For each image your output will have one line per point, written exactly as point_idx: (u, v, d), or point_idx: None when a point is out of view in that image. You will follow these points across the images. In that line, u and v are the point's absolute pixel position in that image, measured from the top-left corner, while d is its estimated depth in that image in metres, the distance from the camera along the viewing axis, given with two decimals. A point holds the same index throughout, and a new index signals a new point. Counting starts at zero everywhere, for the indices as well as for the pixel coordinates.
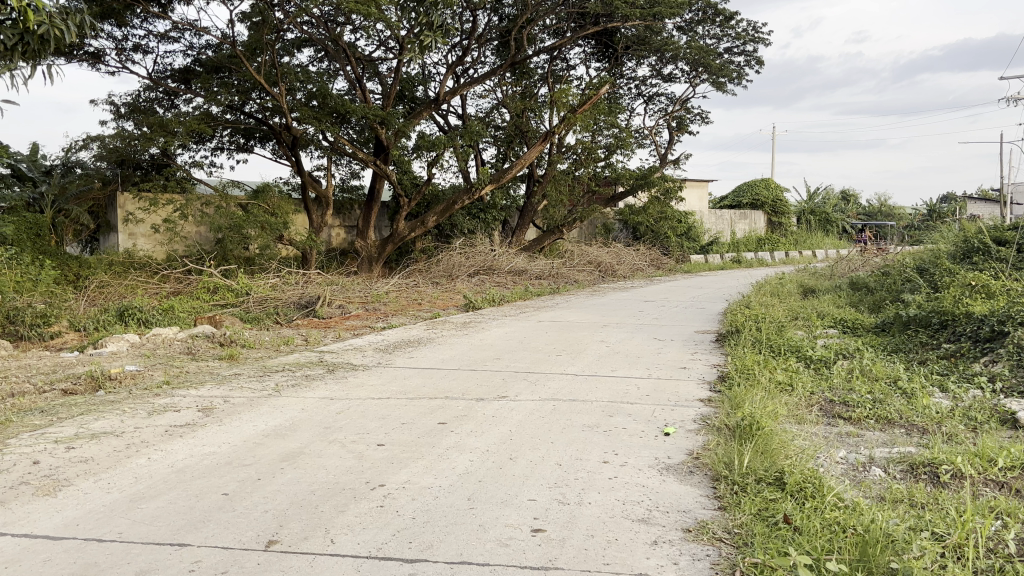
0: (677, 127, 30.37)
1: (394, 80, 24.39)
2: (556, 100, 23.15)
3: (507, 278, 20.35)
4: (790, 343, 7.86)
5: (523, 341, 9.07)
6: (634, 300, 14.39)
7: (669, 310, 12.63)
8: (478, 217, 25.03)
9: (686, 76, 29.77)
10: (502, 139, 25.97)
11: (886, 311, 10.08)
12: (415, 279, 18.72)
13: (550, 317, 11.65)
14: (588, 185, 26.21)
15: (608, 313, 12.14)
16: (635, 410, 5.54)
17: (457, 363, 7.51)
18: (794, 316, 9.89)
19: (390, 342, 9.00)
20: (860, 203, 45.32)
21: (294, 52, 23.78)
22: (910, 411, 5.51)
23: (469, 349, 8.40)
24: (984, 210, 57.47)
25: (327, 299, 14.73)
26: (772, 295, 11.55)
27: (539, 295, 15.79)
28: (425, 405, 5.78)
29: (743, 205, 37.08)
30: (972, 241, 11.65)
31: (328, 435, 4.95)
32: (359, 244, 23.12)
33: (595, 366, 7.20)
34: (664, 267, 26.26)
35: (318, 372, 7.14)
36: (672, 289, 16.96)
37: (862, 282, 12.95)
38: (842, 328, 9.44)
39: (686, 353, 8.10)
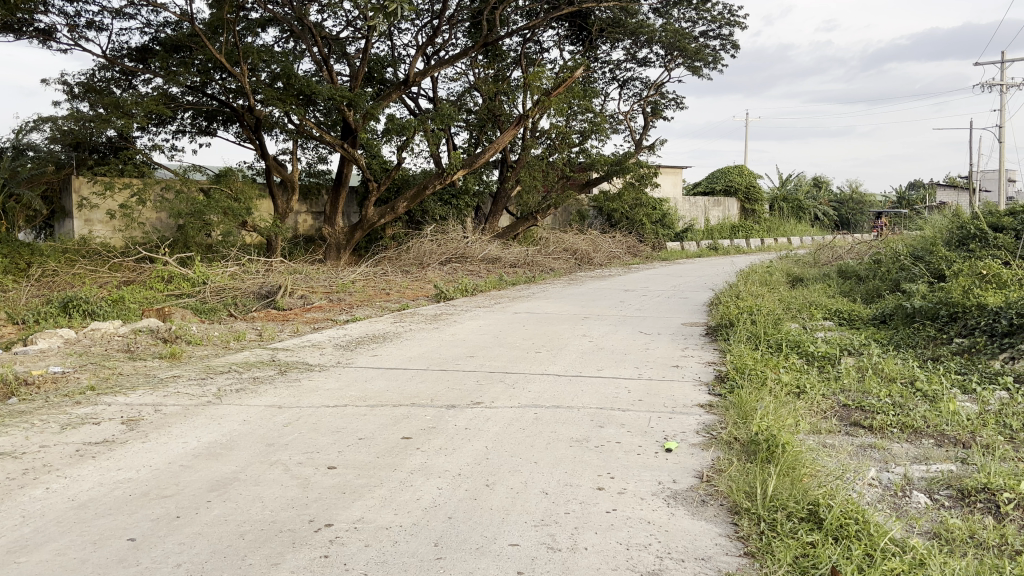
0: (652, 112, 29.73)
1: (363, 61, 23.45)
2: (530, 83, 22.35)
3: (480, 265, 19.62)
4: (788, 338, 7.20)
5: (498, 335, 8.35)
6: (613, 289, 13.73)
7: (650, 300, 11.96)
8: (451, 203, 24.22)
9: (661, 60, 29.11)
10: (474, 124, 25.17)
11: (882, 302, 9.47)
12: (383, 267, 17.93)
13: (526, 308, 10.94)
14: (563, 170, 25.49)
15: (587, 303, 11.45)
16: (628, 419, 4.83)
17: (426, 362, 6.77)
18: (786, 307, 9.26)
19: (352, 337, 8.23)
20: (831, 189, 45.10)
21: (257, 32, 22.74)
22: (938, 419, 4.85)
23: (438, 346, 7.66)
24: (953, 197, 57.54)
25: (288, 289, 13.89)
26: (759, 284, 10.92)
27: (513, 284, 15.08)
28: (387, 415, 5.04)
29: (716, 191, 36.55)
30: (966, 228, 11.11)
31: (270, 455, 4.20)
32: (326, 231, 22.22)
33: (579, 365, 6.49)
34: (640, 254, 25.64)
35: (267, 374, 6.36)
36: (650, 277, 16.33)
37: (850, 270, 12.38)
38: (838, 321, 8.80)
39: (676, 350, 7.42)
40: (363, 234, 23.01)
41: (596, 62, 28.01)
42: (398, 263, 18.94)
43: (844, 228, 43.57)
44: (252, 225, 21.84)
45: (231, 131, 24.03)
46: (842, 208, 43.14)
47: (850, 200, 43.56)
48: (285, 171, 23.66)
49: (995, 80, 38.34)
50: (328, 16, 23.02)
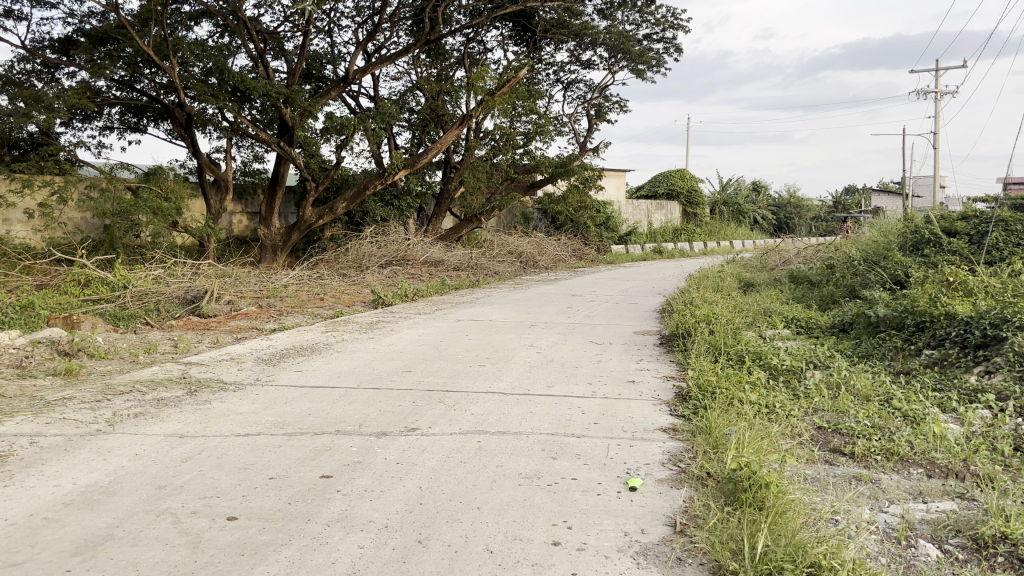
0: (596, 114, 29.36)
1: (301, 57, 22.53)
2: (473, 82, 21.72)
3: (422, 269, 18.92)
4: (750, 350, 6.70)
5: (438, 347, 7.71)
6: (559, 294, 13.18)
7: (599, 306, 11.43)
8: (392, 205, 23.44)
9: (605, 62, 28.76)
10: (417, 124, 24.44)
11: (841, 309, 9.07)
12: (319, 271, 17.09)
13: (469, 315, 10.30)
14: (508, 172, 24.91)
15: (533, 310, 10.86)
16: (583, 448, 4.24)
17: (357, 379, 6.08)
18: (743, 314, 8.79)
19: (278, 350, 7.48)
20: (771, 193, 45.45)
21: (189, 25, 21.65)
22: (925, 445, 4.36)
23: (373, 359, 6.97)
24: (888, 203, 58.62)
25: (214, 293, 13.00)
26: (712, 289, 10.47)
27: (456, 288, 14.42)
28: (307, 447, 4.35)
29: (659, 195, 36.38)
30: (920, 233, 10.84)
31: (158, 503, 3.50)
32: (261, 232, 21.22)
33: (528, 383, 5.88)
34: (586, 257, 25.21)
35: (175, 395, 5.61)
36: (596, 281, 15.83)
37: (802, 275, 12.03)
38: (796, 329, 8.38)
39: (631, 362, 6.86)
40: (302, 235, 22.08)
41: (540, 63, 27.51)
42: (335, 267, 18.14)
43: (783, 232, 43.95)
44: (183, 226, 20.75)
45: (162, 128, 22.86)
46: (781, 211, 43.47)
47: (789, 204, 43.93)
48: (218, 170, 22.57)
49: (929, 88, 39.05)
50: (263, 10, 22.05)
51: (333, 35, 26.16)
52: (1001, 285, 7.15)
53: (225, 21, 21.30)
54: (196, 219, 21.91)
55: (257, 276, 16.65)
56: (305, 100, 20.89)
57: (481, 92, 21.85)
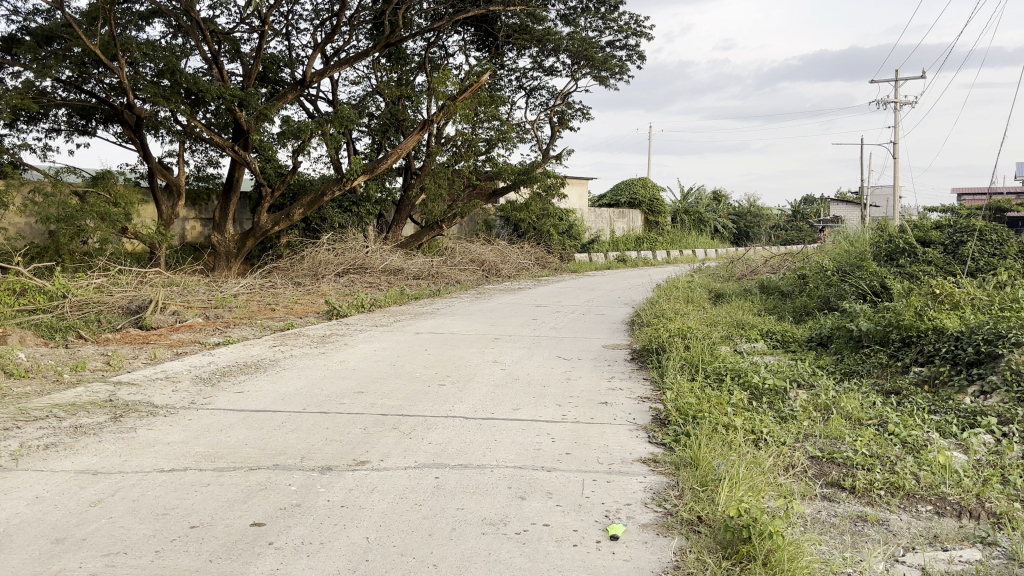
0: (559, 121, 29.00)
1: (257, 59, 21.81)
2: (435, 87, 21.21)
3: (381, 277, 18.33)
4: (729, 367, 6.28)
5: (394, 363, 7.17)
6: (523, 304, 12.70)
7: (564, 317, 10.97)
8: (351, 211, 22.75)
9: (567, 70, 28.43)
10: (377, 129, 23.84)
11: (817, 322, 8.72)
12: (272, 279, 16.42)
13: (429, 327, 9.77)
14: (470, 179, 24.42)
15: (497, 321, 10.36)
16: (555, 486, 3.75)
17: (303, 402, 5.52)
18: (716, 327, 8.39)
19: (219, 368, 6.88)
20: (731, 202, 45.53)
21: (141, 26, 20.83)
22: (932, 476, 3.95)
23: (323, 378, 6.41)
24: (845, 213, 59.17)
25: (158, 304, 12.28)
26: (681, 300, 10.08)
27: (415, 298, 13.85)
28: (239, 486, 3.79)
29: (620, 203, 36.12)
30: (893, 243, 10.56)
31: (53, 563, 2.92)
32: (215, 239, 20.46)
33: (492, 406, 5.38)
34: (549, 266, 24.80)
35: (96, 421, 4.97)
36: (560, 290, 15.38)
37: (772, 285, 11.70)
38: (772, 343, 7.99)
39: (602, 380, 6.40)
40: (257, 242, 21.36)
41: (502, 70, 27.08)
42: (290, 275, 17.49)
43: (742, 240, 44.04)
44: (133, 232, 19.88)
45: (111, 131, 21.96)
46: (741, 220, 43.57)
47: (748, 213, 44.05)
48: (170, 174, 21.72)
49: (888, 99, 39.45)
50: (218, 10, 21.30)
51: (290, 37, 25.46)
52: (989, 298, 6.83)
53: (178, 21, 20.53)
54: (146, 225, 21.04)
55: (208, 285, 15.92)
56: (261, 103, 20.18)
57: (442, 97, 21.34)
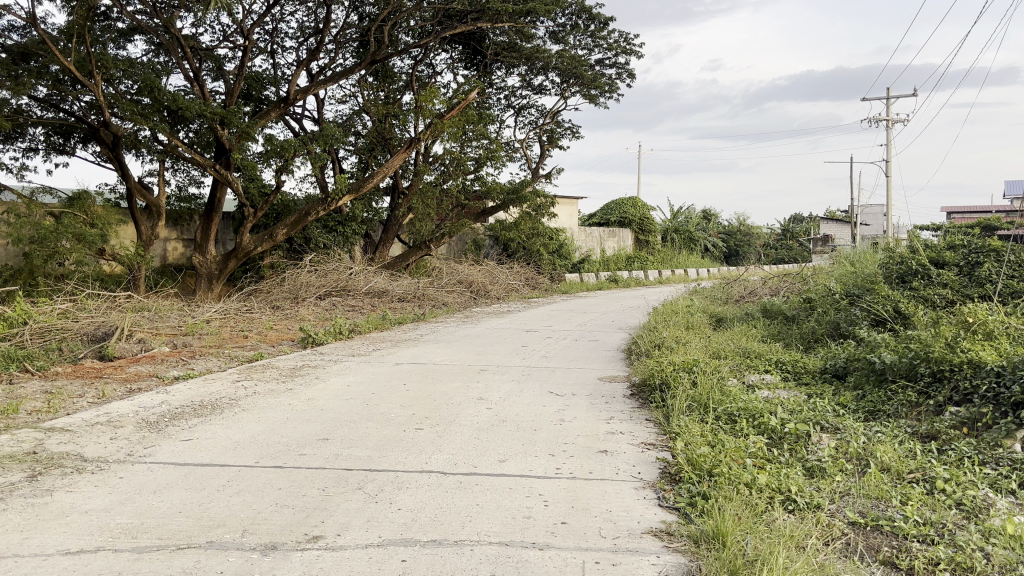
0: (548, 140, 28.44)
1: (239, 77, 21.11)
2: (422, 105, 20.61)
3: (364, 300, 17.61)
4: (743, 408, 5.60)
5: (368, 401, 6.46)
6: (512, 330, 11.99)
7: (555, 344, 10.26)
8: (337, 231, 21.99)
9: (556, 88, 27.89)
10: (363, 148, 23.16)
11: (831, 350, 8.04)
12: (250, 303, 15.72)
13: (410, 357, 9.04)
14: (458, 198, 23.75)
15: (483, 349, 9.64)
16: (549, 572, 3.06)
17: (257, 455, 4.79)
18: (721, 357, 7.71)
19: (170, 409, 6.13)
20: (721, 221, 44.97)
21: (121, 43, 20.17)
22: (1006, 553, 3.27)
23: (286, 422, 5.69)
24: (836, 230, 58.77)
25: (123, 331, 11.48)
26: (681, 326, 9.39)
27: (398, 323, 13.11)
28: (160, 574, 3.07)
29: (611, 222, 35.53)
30: (905, 264, 9.92)
31: None
32: (196, 260, 19.69)
33: (474, 457, 4.67)
34: (539, 286, 24.10)
35: (9, 481, 4.24)
36: (550, 313, 14.68)
37: (775, 309, 11.04)
38: (784, 376, 7.31)
39: (599, 421, 5.70)
40: (239, 263, 20.59)
41: (490, 88, 26.49)
42: (269, 298, 16.77)
43: (733, 259, 43.47)
44: (110, 253, 19.07)
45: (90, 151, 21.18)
46: (731, 239, 43.00)
47: (739, 232, 43.49)
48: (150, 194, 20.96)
49: (880, 117, 39.13)
50: (200, 27, 20.63)
51: (275, 55, 24.86)
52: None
53: (159, 38, 19.88)
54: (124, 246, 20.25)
55: (182, 309, 15.17)
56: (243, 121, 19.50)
57: (429, 115, 20.71)
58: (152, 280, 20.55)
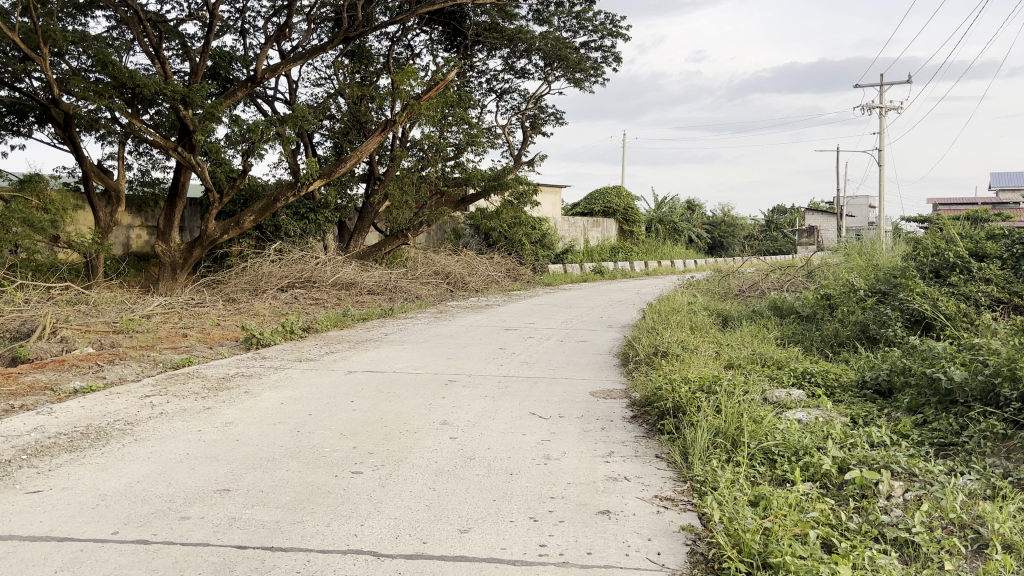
0: (531, 127, 27.04)
1: (205, 54, 19.46)
2: (398, 85, 19.14)
3: (330, 292, 16.18)
4: (784, 444, 4.33)
5: (301, 428, 5.07)
6: (490, 328, 10.62)
7: (537, 347, 8.89)
8: (308, 219, 20.39)
9: (540, 71, 26.44)
10: (336, 132, 21.64)
11: (870, 362, 6.75)
12: (202, 296, 14.31)
13: (367, 364, 7.64)
14: (436, 184, 22.25)
15: (454, 354, 8.26)
16: None
17: (119, 520, 3.42)
18: (740, 370, 6.39)
19: (41, 440, 4.71)
20: (705, 212, 43.70)
21: (77, 16, 18.36)
22: None
23: (183, 462, 4.29)
24: (822, 222, 57.81)
25: (44, 329, 9.98)
26: (686, 328, 8.09)
27: (363, 319, 11.70)
28: None
29: (595, 213, 34.14)
30: (940, 255, 8.61)
31: None
32: (159, 248, 17.98)
33: (424, 526, 3.34)
34: (521, 278, 22.69)
35: None
36: (532, 309, 13.27)
37: (788, 307, 9.75)
38: (820, 395, 6.00)
39: (596, 460, 4.37)
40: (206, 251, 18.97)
41: (472, 71, 25.01)
42: (226, 291, 15.35)
43: (716, 251, 42.27)
44: (66, 241, 17.26)
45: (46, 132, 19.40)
46: (715, 231, 41.70)
47: (722, 223, 42.19)
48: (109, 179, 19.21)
49: (873, 106, 37.88)
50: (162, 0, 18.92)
51: (244, 32, 23.18)
52: None
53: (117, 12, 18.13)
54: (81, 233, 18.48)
55: (128, 302, 13.64)
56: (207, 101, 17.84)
57: (406, 97, 19.24)
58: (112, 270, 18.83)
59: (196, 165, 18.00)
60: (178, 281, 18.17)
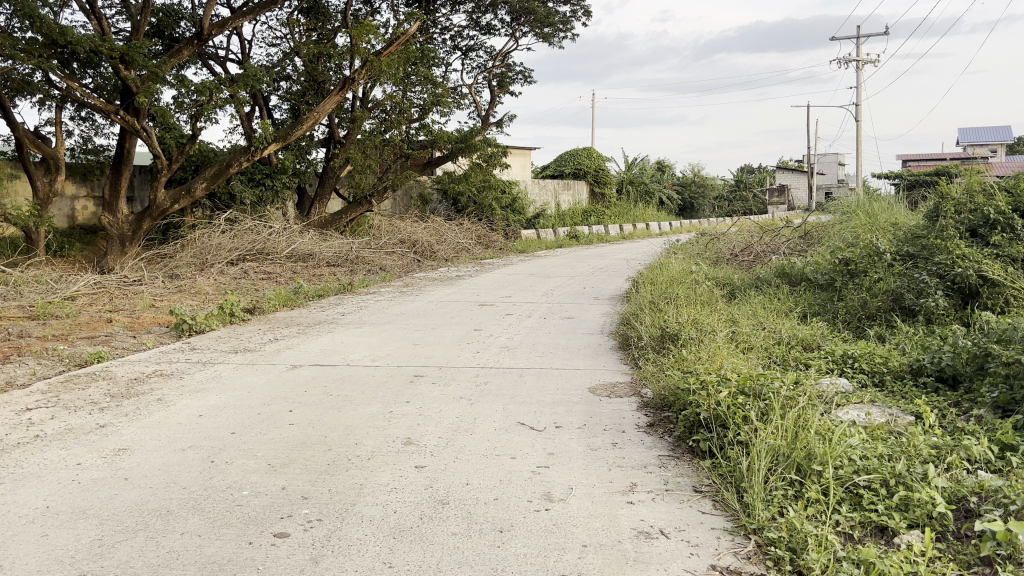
0: (498, 85, 25.54)
1: (145, 9, 17.53)
2: (357, 40, 17.55)
3: (285, 264, 14.80)
4: (871, 472, 3.19)
5: (212, 459, 3.79)
6: (462, 305, 9.36)
7: (517, 327, 7.67)
8: (263, 185, 18.75)
9: (506, 26, 24.88)
10: (293, 95, 20.07)
11: (923, 344, 5.63)
12: (141, 273, 12.89)
13: (316, 355, 6.38)
14: (400, 147, 20.71)
15: (421, 339, 7.01)
16: None
17: None
18: (772, 360, 5.23)
19: None
20: (674, 172, 42.41)
21: None
22: None
23: (36, 524, 3.03)
24: (790, 181, 56.94)
25: None
26: (693, 304, 6.90)
27: (316, 297, 10.38)
28: None
29: (564, 175, 32.76)
30: (977, 211, 7.46)
31: None
32: (105, 220, 16.05)
33: None
34: (492, 246, 21.40)
35: None
36: (506, 280, 12.01)
37: (798, 273, 8.59)
38: (871, 388, 4.88)
39: (615, 502, 3.19)
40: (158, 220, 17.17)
41: (435, 27, 23.42)
42: (170, 267, 13.91)
43: (686, 212, 41.18)
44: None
45: None
46: (686, 191, 40.48)
47: (692, 183, 40.96)
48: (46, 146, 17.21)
49: (848, 58, 36.63)
50: None
51: None
52: None
53: None
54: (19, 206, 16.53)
55: (57, 280, 12.10)
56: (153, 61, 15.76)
57: (365, 53, 17.65)
58: (55, 245, 16.94)
59: (141, 130, 15.67)
60: (126, 256, 16.22)
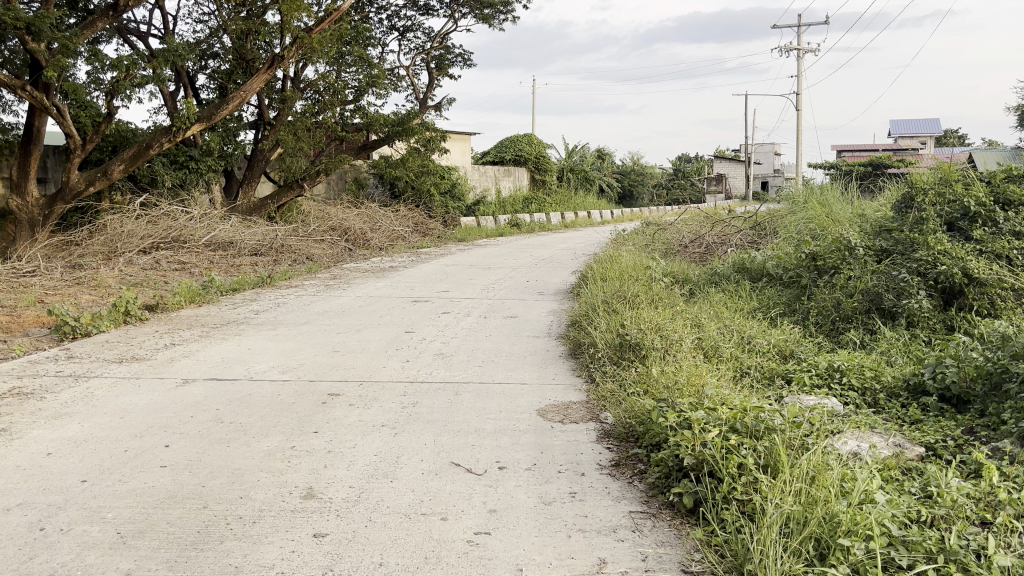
0: (437, 68, 24.48)
1: None
2: (286, 16, 16.28)
3: (202, 253, 13.64)
4: (909, 545, 2.43)
5: (36, 530, 2.81)
6: (392, 301, 8.44)
7: (455, 328, 6.81)
8: (188, 168, 17.16)
9: (446, 7, 23.81)
10: (221, 74, 18.53)
11: (918, 355, 4.93)
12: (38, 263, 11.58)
13: (216, 366, 5.41)
14: (333, 130, 19.53)
15: (343, 344, 6.09)
16: None
17: None
18: (751, 379, 4.48)
19: None
20: (614, 160, 41.80)
21: None
22: None
23: None
24: (728, 169, 57.01)
25: None
26: (654, 305, 6.12)
27: (230, 291, 9.32)
28: None
29: (504, 161, 31.84)
30: (956, 202, 6.83)
31: None
32: (11, 202, 14.22)
33: None
34: (430, 233, 20.43)
35: None
36: (443, 272, 11.09)
37: (761, 268, 7.89)
38: (866, 410, 4.15)
39: None
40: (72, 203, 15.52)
41: (370, 5, 22.24)
42: (74, 256, 12.61)
43: (626, 200, 40.58)
44: None
45: None
46: (625, 179, 39.89)
47: (632, 171, 40.37)
48: None
49: (790, 47, 36.47)
50: None
51: None
52: None
53: None
54: None
55: None
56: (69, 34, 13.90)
57: (295, 30, 16.41)
58: None
59: (51, 108, 13.86)
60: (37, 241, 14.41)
